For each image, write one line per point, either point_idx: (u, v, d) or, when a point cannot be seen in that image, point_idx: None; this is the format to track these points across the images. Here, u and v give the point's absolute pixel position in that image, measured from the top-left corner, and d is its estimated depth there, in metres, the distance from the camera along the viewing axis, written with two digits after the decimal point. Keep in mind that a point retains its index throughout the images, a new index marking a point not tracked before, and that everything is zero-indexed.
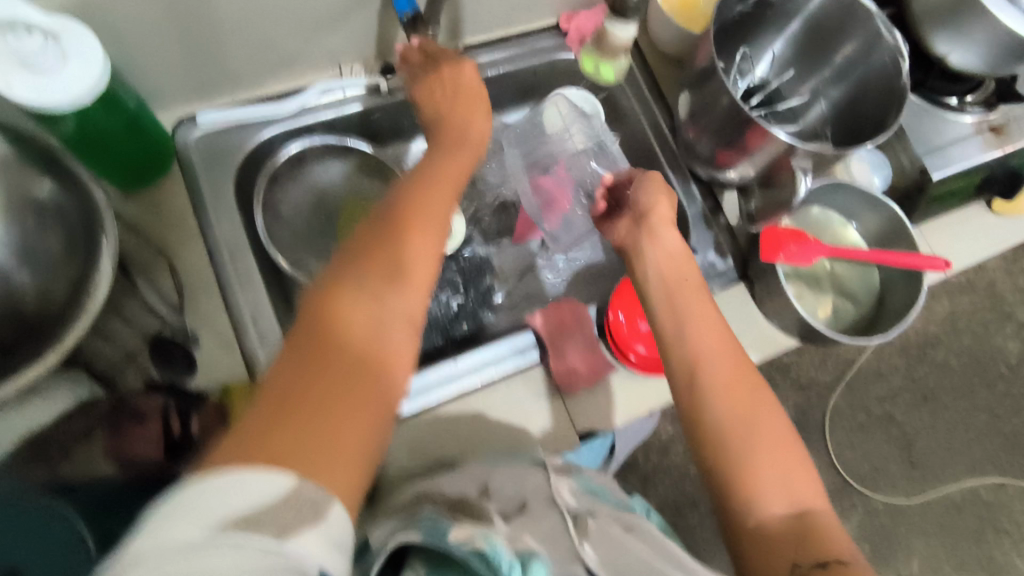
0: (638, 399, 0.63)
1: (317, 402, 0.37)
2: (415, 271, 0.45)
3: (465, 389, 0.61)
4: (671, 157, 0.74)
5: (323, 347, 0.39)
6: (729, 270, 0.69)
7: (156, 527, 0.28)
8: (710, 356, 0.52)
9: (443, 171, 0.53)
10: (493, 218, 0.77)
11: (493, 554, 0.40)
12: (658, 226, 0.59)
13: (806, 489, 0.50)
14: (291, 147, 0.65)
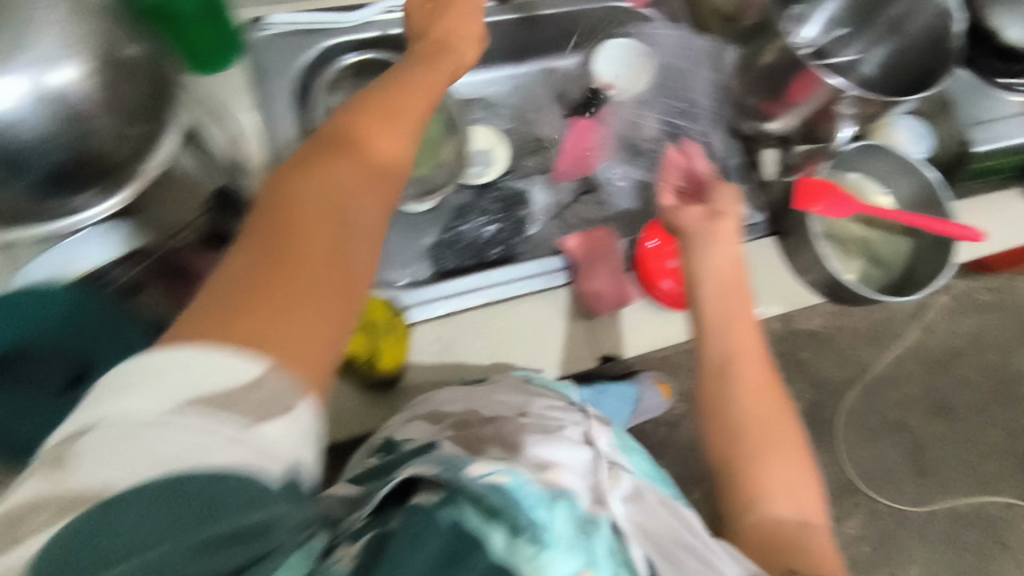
0: (656, 331, 0.65)
1: (277, 286, 0.34)
2: (387, 169, 0.43)
3: (494, 299, 0.63)
4: (717, 113, 0.77)
5: (277, 234, 0.36)
6: (760, 223, 0.70)
7: (116, 393, 0.30)
8: (736, 364, 0.56)
9: (422, 75, 0.51)
10: (534, 155, 0.78)
11: (515, 493, 0.39)
12: (723, 229, 0.59)
13: (811, 498, 0.54)
14: (348, 58, 0.68)
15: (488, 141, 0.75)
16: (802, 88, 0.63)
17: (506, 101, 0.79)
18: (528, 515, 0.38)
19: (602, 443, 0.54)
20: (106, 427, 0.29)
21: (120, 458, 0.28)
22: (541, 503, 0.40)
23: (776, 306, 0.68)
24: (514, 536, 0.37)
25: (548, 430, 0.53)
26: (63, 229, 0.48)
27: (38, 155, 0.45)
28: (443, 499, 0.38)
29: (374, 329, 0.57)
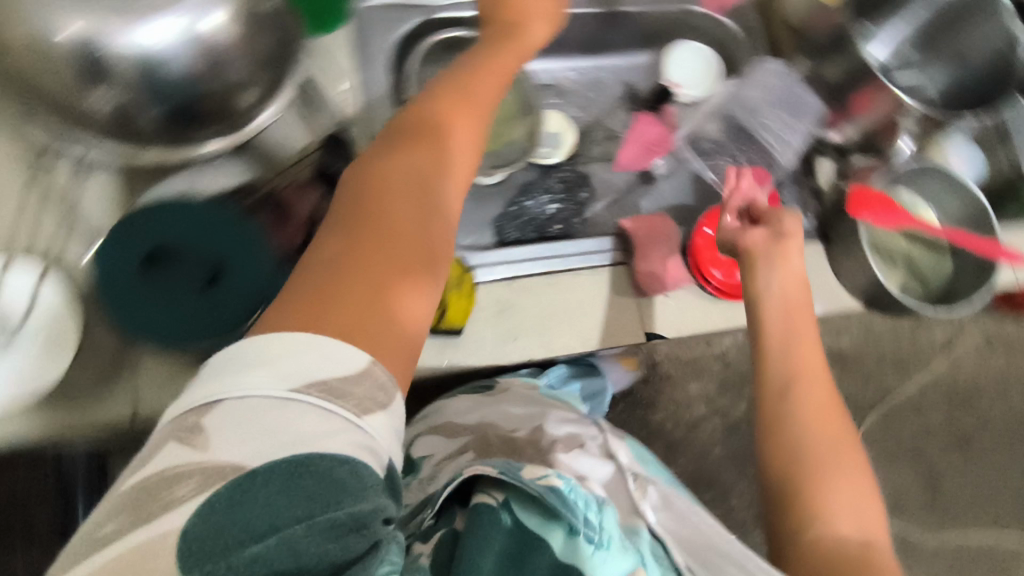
0: (701, 316, 0.69)
1: (368, 282, 0.41)
2: (454, 173, 0.50)
3: (554, 269, 0.68)
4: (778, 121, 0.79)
5: (364, 236, 0.43)
6: (810, 226, 0.74)
7: (234, 371, 0.36)
8: (795, 386, 0.57)
9: (485, 74, 0.55)
10: (599, 144, 0.82)
11: (565, 494, 0.48)
12: (790, 251, 0.61)
13: (871, 517, 0.53)
14: (442, 35, 0.73)
15: (560, 124, 0.80)
16: (869, 100, 0.70)
17: (578, 90, 0.84)
18: (580, 509, 0.48)
19: (623, 458, 0.65)
20: (236, 406, 0.34)
21: (246, 432, 0.34)
22: (591, 507, 0.50)
23: (817, 306, 0.71)
24: (570, 533, 0.48)
25: (569, 445, 0.65)
26: (187, 155, 0.55)
27: (183, 90, 0.50)
28: (503, 501, 0.49)
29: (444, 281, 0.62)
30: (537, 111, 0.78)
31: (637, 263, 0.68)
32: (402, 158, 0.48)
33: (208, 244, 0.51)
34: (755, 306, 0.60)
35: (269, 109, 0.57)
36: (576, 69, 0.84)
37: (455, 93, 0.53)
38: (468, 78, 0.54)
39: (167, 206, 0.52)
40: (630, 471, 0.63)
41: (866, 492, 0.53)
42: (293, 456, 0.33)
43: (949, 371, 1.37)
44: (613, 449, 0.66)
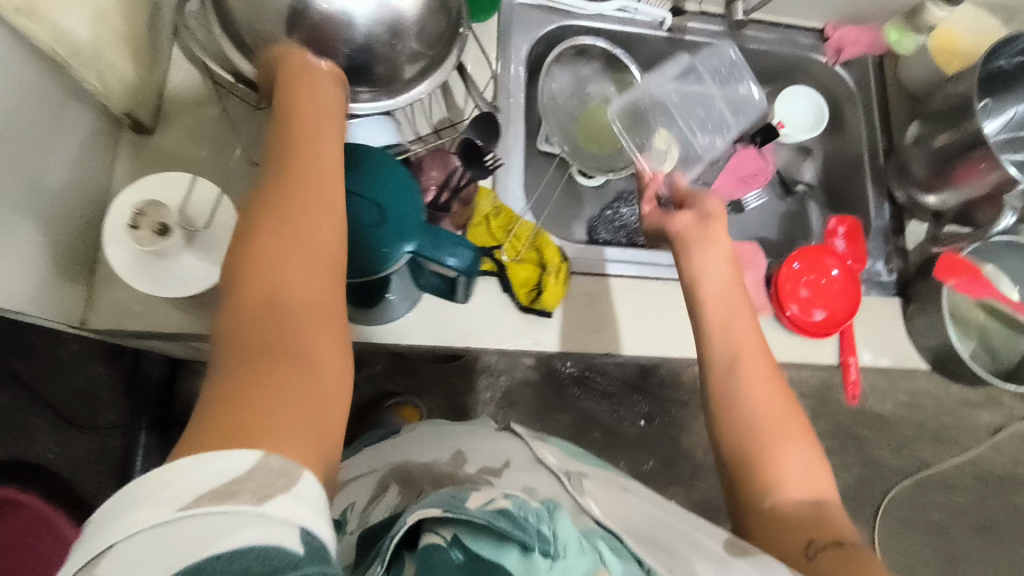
0: (776, 345, 0.73)
1: (260, 388, 0.35)
2: (321, 212, 0.42)
3: (645, 275, 0.72)
4: (878, 176, 0.81)
5: (247, 344, 0.37)
6: (891, 282, 0.77)
7: (127, 508, 0.29)
8: (738, 367, 0.55)
9: (301, 98, 0.47)
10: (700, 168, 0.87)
11: (517, 513, 0.40)
12: (716, 239, 0.60)
13: (819, 478, 0.53)
14: (582, 41, 0.78)
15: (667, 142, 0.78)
16: (970, 172, 0.69)
17: None
18: (531, 525, 0.40)
19: (550, 459, 0.63)
20: (125, 550, 0.28)
21: (149, 569, 0.28)
22: (544, 518, 0.41)
23: (883, 358, 0.74)
24: (527, 552, 0.39)
25: (499, 469, 0.60)
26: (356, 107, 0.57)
27: (363, 57, 0.55)
28: (452, 540, 0.40)
29: (547, 265, 0.68)
30: (652, 123, 0.78)
31: None
32: (260, 232, 0.40)
33: (360, 181, 0.49)
34: (690, 299, 0.59)
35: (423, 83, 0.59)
36: None
37: (283, 127, 0.45)
38: (289, 104, 0.47)
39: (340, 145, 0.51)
40: (562, 473, 0.60)
41: (812, 460, 0.53)
42: (198, 560, 0.28)
43: (988, 455, 1.35)
44: (540, 451, 0.64)
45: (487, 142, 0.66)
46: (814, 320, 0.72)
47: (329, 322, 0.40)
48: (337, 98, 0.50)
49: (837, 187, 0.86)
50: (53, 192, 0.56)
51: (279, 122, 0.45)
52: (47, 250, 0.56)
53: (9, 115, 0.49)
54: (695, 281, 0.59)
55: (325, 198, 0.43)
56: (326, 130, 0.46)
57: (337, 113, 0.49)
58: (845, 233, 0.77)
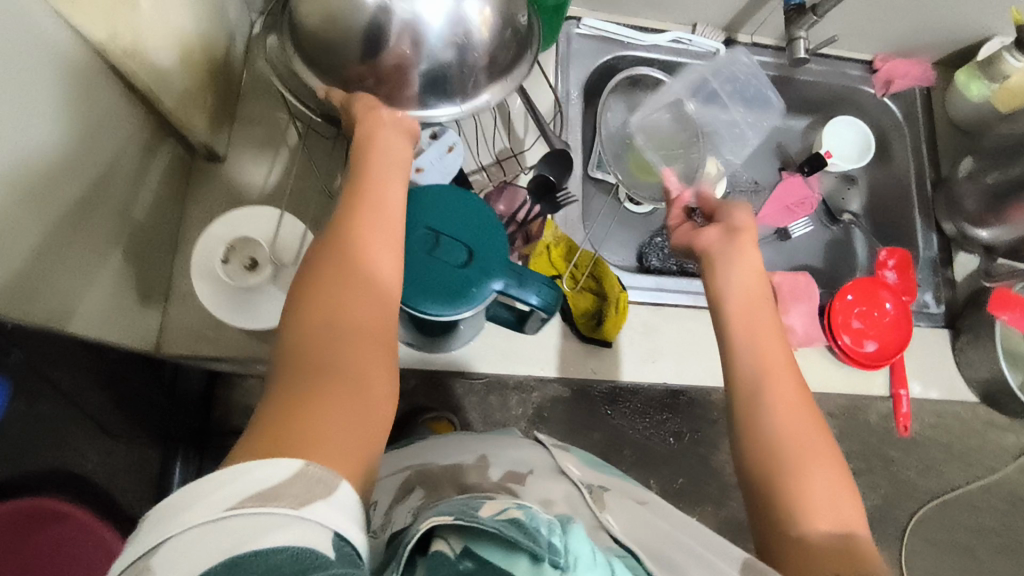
0: (827, 376, 0.74)
1: (313, 408, 0.35)
2: (379, 253, 0.43)
3: (698, 303, 0.74)
4: (925, 207, 0.83)
5: (301, 363, 0.37)
6: (939, 314, 0.78)
7: (181, 508, 0.29)
8: (759, 377, 0.48)
9: (367, 139, 0.48)
10: (746, 196, 0.88)
11: (530, 525, 0.33)
12: (742, 246, 0.54)
13: (848, 509, 0.43)
14: (640, 71, 0.79)
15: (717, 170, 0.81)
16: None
17: None
18: (544, 536, 0.33)
19: (574, 471, 0.55)
20: (175, 548, 0.27)
21: (192, 567, 0.27)
22: (558, 531, 0.34)
23: (932, 390, 0.75)
24: (539, 567, 0.32)
25: (522, 475, 0.53)
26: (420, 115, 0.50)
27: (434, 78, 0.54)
28: (460, 553, 0.32)
29: (606, 295, 0.68)
30: (699, 151, 0.79)
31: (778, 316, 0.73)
32: (322, 263, 0.41)
33: (452, 225, 0.50)
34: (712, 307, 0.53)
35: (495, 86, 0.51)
36: None
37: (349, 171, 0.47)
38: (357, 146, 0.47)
39: (421, 190, 0.51)
40: (588, 485, 0.52)
41: (847, 497, 0.43)
42: (238, 554, 0.27)
43: None
44: (563, 461, 0.56)
45: (561, 177, 0.66)
46: (866, 351, 0.73)
47: (376, 355, 0.40)
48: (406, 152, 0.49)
49: (883, 217, 0.87)
50: (138, 227, 0.59)
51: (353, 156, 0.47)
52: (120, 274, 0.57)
53: (107, 154, 0.53)
54: (715, 284, 0.53)
55: (381, 238, 0.44)
56: (390, 175, 0.47)
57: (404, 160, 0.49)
58: (895, 265, 0.78)
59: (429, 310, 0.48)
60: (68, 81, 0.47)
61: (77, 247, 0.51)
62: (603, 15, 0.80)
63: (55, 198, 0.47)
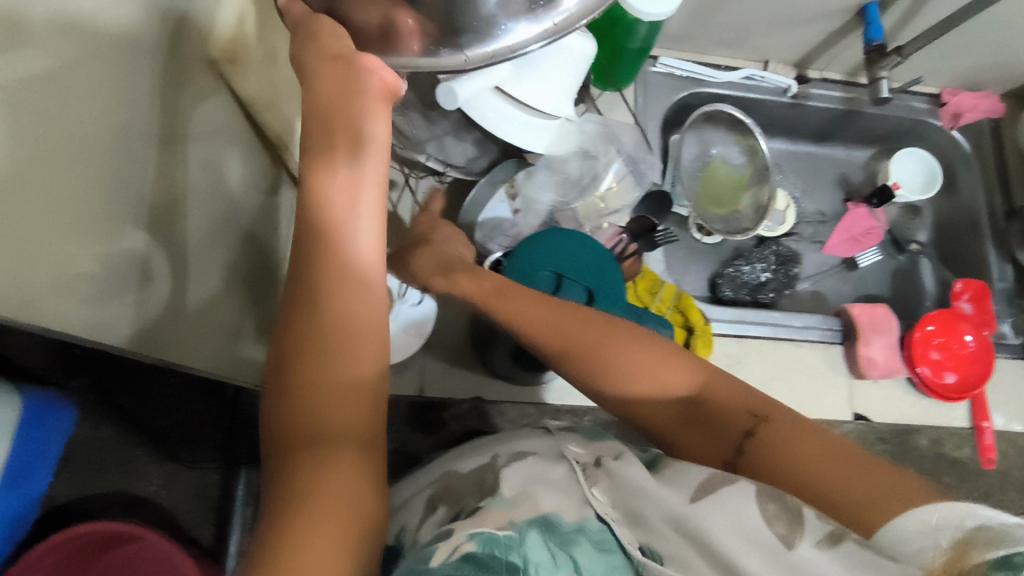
0: (905, 406, 0.75)
1: (298, 471, 0.34)
2: (347, 277, 0.37)
3: (781, 335, 0.75)
4: (1000, 238, 0.83)
5: (282, 415, 0.36)
6: (1018, 345, 0.79)
7: None
8: (529, 339, 0.46)
9: (339, 115, 0.38)
10: (813, 226, 0.89)
11: (483, 552, 0.32)
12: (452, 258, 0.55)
13: (664, 367, 0.42)
14: (674, 137, 0.82)
15: (784, 203, 0.86)
16: None
17: (796, 171, 0.92)
18: (502, 559, 0.31)
19: (575, 451, 0.44)
20: None
21: None
22: (512, 545, 0.32)
23: (1015, 422, 0.76)
24: None
25: (521, 455, 0.44)
26: (419, 66, 0.40)
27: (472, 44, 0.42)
28: None
29: (695, 328, 0.69)
30: (770, 185, 0.83)
31: (859, 349, 0.74)
32: (298, 315, 0.37)
33: (573, 270, 0.55)
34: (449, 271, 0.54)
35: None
36: (801, 153, 0.92)
37: (310, 165, 0.38)
38: (328, 124, 0.38)
39: (528, 237, 0.57)
40: (584, 464, 0.42)
41: (678, 364, 0.43)
42: None
43: None
44: (563, 445, 0.45)
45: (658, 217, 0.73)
46: (942, 382, 0.74)
47: (354, 385, 0.37)
48: (383, 126, 0.39)
49: (951, 246, 0.87)
50: (249, 263, 0.62)
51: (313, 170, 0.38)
52: (229, 309, 0.59)
53: (234, 194, 0.58)
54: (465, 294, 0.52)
55: (357, 259, 0.38)
56: (364, 170, 0.38)
57: (383, 143, 0.39)
58: (969, 295, 0.80)
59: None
60: (196, 128, 0.49)
61: (206, 284, 0.54)
62: (677, 53, 0.82)
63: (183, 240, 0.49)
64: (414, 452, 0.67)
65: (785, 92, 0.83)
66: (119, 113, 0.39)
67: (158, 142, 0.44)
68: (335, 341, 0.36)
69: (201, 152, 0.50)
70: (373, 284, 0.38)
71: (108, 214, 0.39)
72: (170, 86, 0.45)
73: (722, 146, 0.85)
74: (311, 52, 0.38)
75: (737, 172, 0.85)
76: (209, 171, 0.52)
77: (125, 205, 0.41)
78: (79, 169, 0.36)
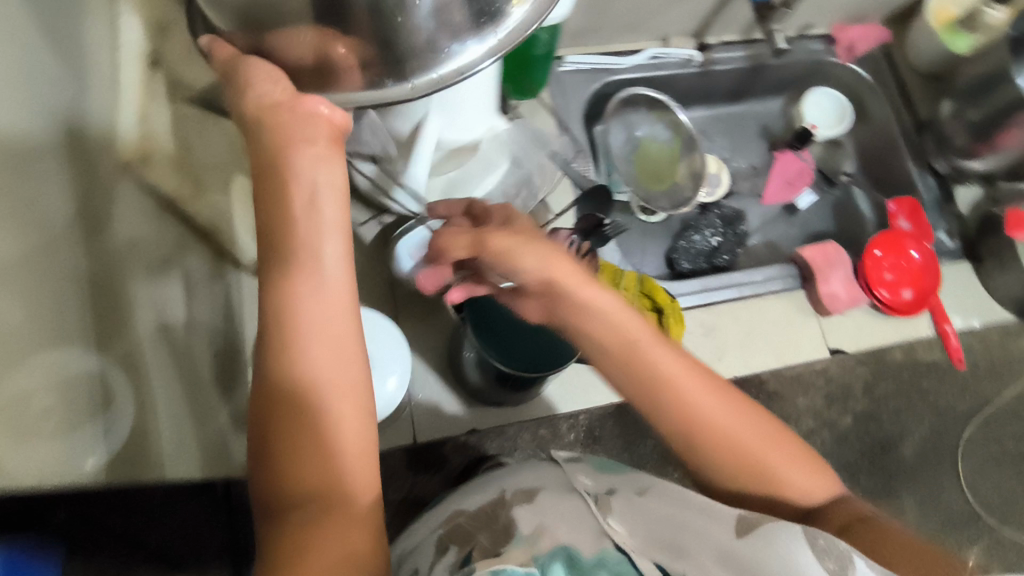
0: (874, 330, 0.78)
1: (297, 531, 0.35)
2: (320, 324, 0.38)
3: (746, 294, 0.77)
4: (918, 151, 0.88)
5: (270, 474, 0.37)
6: (957, 247, 0.83)
7: None
8: (672, 391, 0.44)
9: (285, 166, 0.38)
10: (748, 181, 0.92)
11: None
12: (560, 275, 0.46)
13: (800, 469, 0.44)
14: (597, 126, 0.85)
15: (716, 165, 0.89)
16: (1011, 138, 0.81)
17: (720, 133, 0.95)
18: None
19: (584, 483, 0.48)
20: None
21: None
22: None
23: (973, 318, 0.80)
24: None
25: (531, 492, 0.47)
26: (363, 99, 0.41)
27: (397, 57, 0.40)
28: None
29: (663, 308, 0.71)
30: (700, 152, 0.86)
31: (820, 286, 0.76)
32: (279, 372, 0.37)
33: None
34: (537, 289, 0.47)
35: (516, 10, 0.42)
36: (721, 115, 0.95)
37: (270, 222, 0.39)
38: (275, 178, 0.38)
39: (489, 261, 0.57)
40: (594, 494, 0.46)
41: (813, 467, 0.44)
42: None
43: None
44: (571, 476, 0.48)
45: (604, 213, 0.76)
46: (902, 301, 0.78)
47: (340, 436, 0.38)
48: (338, 172, 0.40)
49: (877, 169, 0.92)
50: (211, 353, 0.60)
51: (263, 221, 0.39)
52: (192, 410, 0.55)
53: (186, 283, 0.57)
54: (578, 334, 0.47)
55: (325, 306, 0.38)
56: (322, 218, 0.39)
57: (339, 191, 0.40)
58: (905, 213, 0.84)
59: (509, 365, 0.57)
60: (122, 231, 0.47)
61: (164, 388, 0.51)
62: (581, 48, 0.84)
63: (128, 351, 0.46)
64: (423, 496, 0.66)
65: (690, 62, 0.86)
66: (43, 240, 0.37)
67: (84, 256, 0.42)
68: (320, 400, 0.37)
69: (143, 249, 0.50)
70: (347, 331, 0.39)
71: (46, 344, 0.37)
72: (87, 198, 0.43)
73: (645, 125, 0.87)
74: (258, 108, 0.39)
75: (666, 144, 0.87)
76: (146, 272, 0.50)
77: (64, 332, 0.39)
78: (7, 309, 0.34)
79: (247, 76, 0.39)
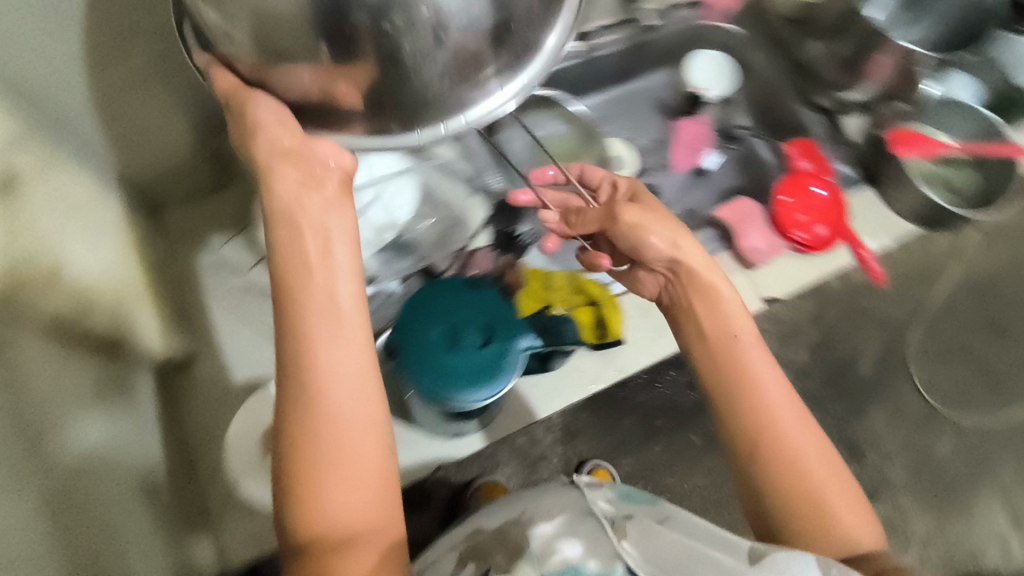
0: (801, 269, 0.81)
1: (317, 556, 0.41)
2: (338, 366, 0.44)
3: None
4: (799, 90, 0.93)
5: (291, 502, 0.42)
6: (854, 174, 0.88)
7: None
8: (764, 406, 0.50)
9: (301, 218, 0.47)
10: (655, 154, 0.94)
11: None
12: (685, 259, 0.58)
13: (850, 512, 0.48)
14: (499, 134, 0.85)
15: (622, 147, 0.91)
16: (879, 67, 0.84)
17: (618, 115, 0.96)
18: None
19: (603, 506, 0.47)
20: None
21: None
22: None
23: (886, 238, 0.84)
24: None
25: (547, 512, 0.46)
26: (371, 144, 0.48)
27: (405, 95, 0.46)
28: None
29: (599, 301, 0.72)
30: (599, 138, 0.89)
31: (740, 244, 0.81)
32: (300, 408, 0.43)
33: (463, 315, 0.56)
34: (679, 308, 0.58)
35: (552, 39, 0.50)
36: (614, 97, 0.96)
37: (290, 271, 0.46)
38: (290, 229, 0.47)
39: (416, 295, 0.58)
40: (611, 518, 0.46)
41: (863, 515, 0.48)
42: None
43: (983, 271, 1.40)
44: (591, 499, 0.48)
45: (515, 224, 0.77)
46: (818, 238, 0.80)
47: (354, 471, 0.43)
48: (346, 219, 0.49)
49: (770, 116, 0.95)
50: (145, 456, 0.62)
51: (282, 268, 0.46)
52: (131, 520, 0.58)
53: (132, 398, 0.63)
54: (697, 336, 0.55)
55: (349, 348, 0.44)
56: (336, 261, 0.47)
57: (348, 237, 0.48)
58: (802, 153, 0.87)
59: (502, 386, 0.55)
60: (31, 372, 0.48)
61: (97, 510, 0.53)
62: None
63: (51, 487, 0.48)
64: None
65: (571, 54, 0.87)
66: None
67: None
68: (344, 436, 0.43)
69: (72, 390, 0.53)
70: (366, 372, 0.44)
71: None
72: None
73: (543, 124, 0.88)
74: (270, 154, 0.47)
75: (569, 139, 0.89)
76: (64, 402, 0.51)
77: None
78: None
79: (255, 116, 0.46)
